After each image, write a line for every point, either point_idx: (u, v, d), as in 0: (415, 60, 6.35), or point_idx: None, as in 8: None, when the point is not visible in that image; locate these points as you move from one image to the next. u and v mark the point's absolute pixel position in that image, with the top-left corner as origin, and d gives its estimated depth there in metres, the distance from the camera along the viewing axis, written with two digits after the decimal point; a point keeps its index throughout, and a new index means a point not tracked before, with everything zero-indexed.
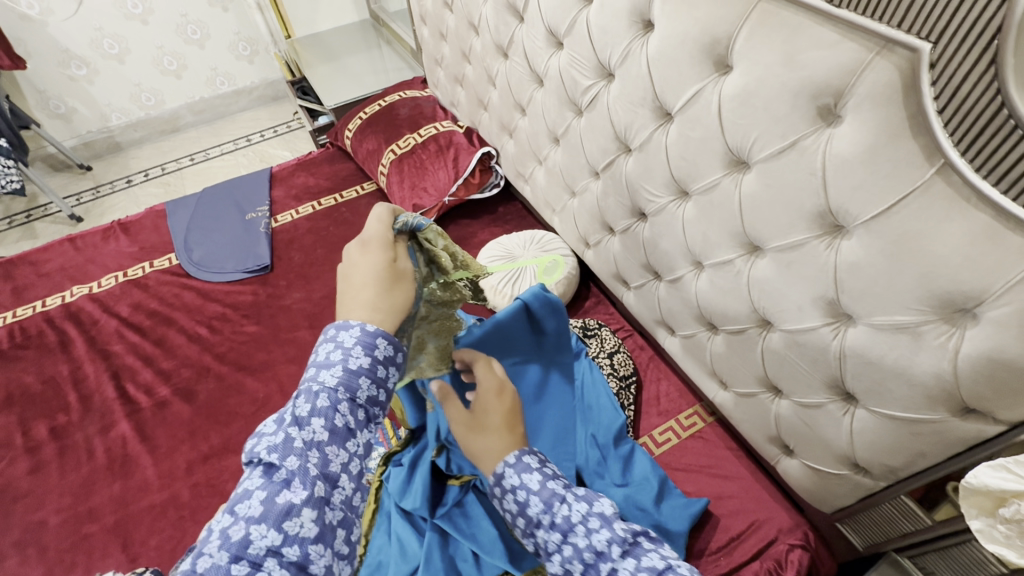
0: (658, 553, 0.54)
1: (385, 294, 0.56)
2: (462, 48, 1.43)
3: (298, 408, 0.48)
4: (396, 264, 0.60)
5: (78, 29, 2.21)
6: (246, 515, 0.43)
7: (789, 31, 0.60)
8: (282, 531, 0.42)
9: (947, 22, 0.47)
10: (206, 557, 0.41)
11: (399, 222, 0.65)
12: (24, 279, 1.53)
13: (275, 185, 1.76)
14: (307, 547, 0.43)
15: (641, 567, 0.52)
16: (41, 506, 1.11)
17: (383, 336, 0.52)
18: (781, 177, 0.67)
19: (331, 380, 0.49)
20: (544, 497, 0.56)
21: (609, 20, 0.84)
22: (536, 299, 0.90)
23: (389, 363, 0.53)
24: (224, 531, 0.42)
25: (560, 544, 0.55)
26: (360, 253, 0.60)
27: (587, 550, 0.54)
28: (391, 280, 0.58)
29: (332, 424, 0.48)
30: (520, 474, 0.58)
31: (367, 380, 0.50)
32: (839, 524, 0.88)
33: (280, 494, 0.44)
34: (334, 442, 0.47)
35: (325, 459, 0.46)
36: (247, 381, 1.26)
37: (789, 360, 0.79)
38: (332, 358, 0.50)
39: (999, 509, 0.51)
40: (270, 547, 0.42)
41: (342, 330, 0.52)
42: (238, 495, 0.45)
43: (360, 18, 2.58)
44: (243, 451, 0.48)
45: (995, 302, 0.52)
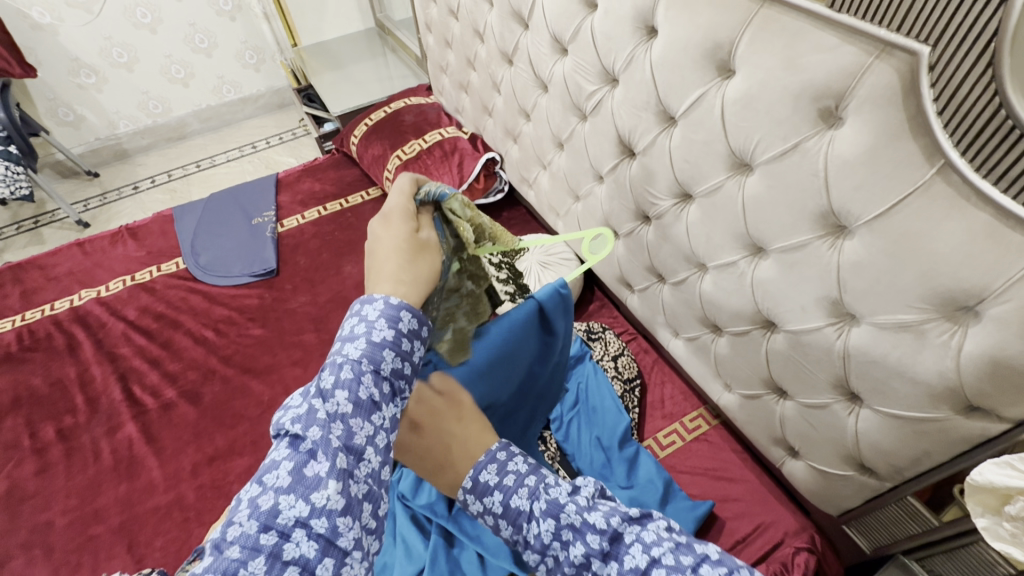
0: (640, 546, 0.50)
1: (408, 266, 0.58)
2: (467, 56, 1.45)
3: (323, 381, 0.48)
4: (419, 235, 0.62)
5: (88, 38, 2.25)
6: (275, 485, 0.43)
7: (789, 37, 0.61)
8: (310, 502, 0.42)
9: (943, 26, 0.48)
10: (235, 526, 0.41)
11: (421, 193, 0.66)
12: (33, 282, 1.55)
13: (281, 190, 1.77)
14: (334, 519, 0.43)
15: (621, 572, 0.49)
16: (47, 506, 1.12)
17: (406, 309, 0.54)
18: (784, 178, 0.68)
19: (355, 352, 0.49)
20: (510, 518, 0.56)
21: (612, 26, 0.86)
22: (550, 298, 0.80)
23: (413, 336, 0.54)
24: (253, 500, 0.42)
25: (543, 558, 0.55)
26: (383, 227, 0.61)
27: (567, 563, 0.52)
28: (414, 251, 0.60)
29: (356, 397, 0.47)
30: (483, 501, 0.58)
31: (391, 352, 0.51)
32: (845, 526, 0.88)
33: (308, 466, 0.44)
34: (358, 414, 0.47)
35: (350, 431, 0.46)
36: (253, 384, 1.27)
37: (794, 361, 0.80)
38: (356, 331, 0.51)
39: (1004, 507, 0.52)
40: (298, 518, 0.42)
41: (367, 305, 0.53)
42: (266, 465, 0.45)
43: (365, 27, 2.62)
44: (270, 424, 0.48)
45: (995, 299, 0.53)
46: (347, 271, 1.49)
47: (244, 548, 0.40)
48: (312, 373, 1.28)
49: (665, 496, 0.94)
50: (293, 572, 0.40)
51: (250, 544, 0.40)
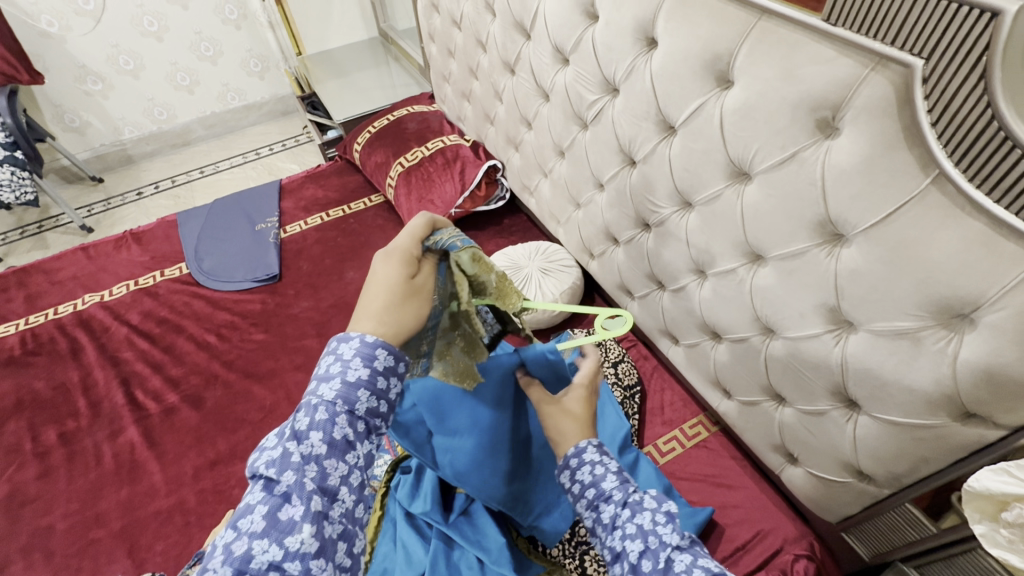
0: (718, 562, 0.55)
1: (395, 308, 0.55)
2: (469, 65, 1.47)
3: (297, 423, 0.49)
4: (414, 280, 0.58)
5: (94, 46, 2.28)
6: (249, 530, 0.44)
7: (787, 49, 0.62)
8: (283, 546, 0.43)
9: (937, 40, 0.50)
10: (210, 573, 0.43)
11: (430, 240, 0.62)
12: (37, 287, 1.56)
13: (284, 196, 1.79)
14: (308, 561, 0.43)
15: (696, 563, 0.53)
16: (49, 511, 1.12)
17: (382, 347, 0.52)
18: (783, 187, 0.69)
19: (329, 393, 0.49)
20: (622, 478, 0.61)
21: (613, 38, 0.87)
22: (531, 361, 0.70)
23: (389, 373, 0.53)
24: (228, 546, 0.44)
25: (626, 521, 0.58)
26: (381, 264, 0.58)
27: (650, 535, 0.55)
28: (406, 295, 0.56)
29: (330, 437, 0.48)
30: (601, 454, 0.63)
31: (367, 392, 0.51)
32: (844, 533, 0.88)
33: (282, 510, 0.45)
34: (332, 455, 0.48)
35: (323, 473, 0.47)
36: (255, 389, 1.28)
37: (792, 369, 0.80)
38: (331, 371, 0.51)
39: (1001, 514, 0.52)
40: (271, 562, 0.43)
41: (343, 343, 0.52)
42: (242, 509, 0.46)
43: (368, 35, 2.65)
44: (246, 466, 0.49)
45: (991, 307, 0.54)
46: (348, 277, 1.51)
47: None
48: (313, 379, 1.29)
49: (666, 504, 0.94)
50: None
51: None
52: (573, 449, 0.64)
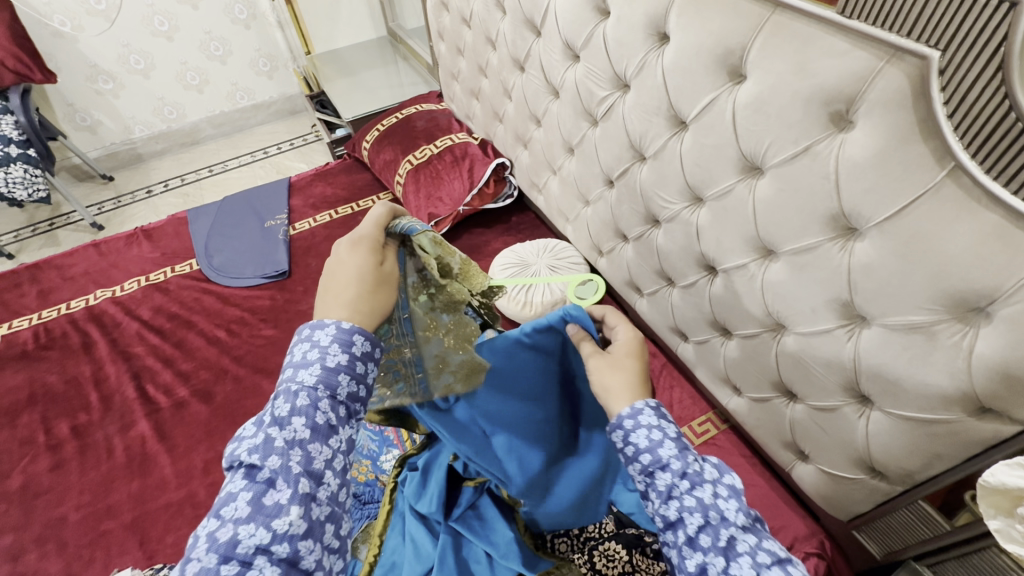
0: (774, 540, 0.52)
1: (367, 296, 0.56)
2: (478, 63, 1.48)
3: (277, 409, 0.48)
4: (382, 267, 0.60)
5: (106, 45, 2.30)
6: (233, 517, 0.43)
7: (801, 42, 0.62)
8: (271, 528, 0.43)
9: (954, 32, 0.50)
10: (194, 562, 0.41)
11: (392, 225, 0.65)
12: (50, 282, 1.58)
13: (293, 194, 1.80)
14: (296, 542, 0.44)
15: (761, 546, 0.51)
16: (61, 502, 1.13)
17: (359, 334, 0.53)
18: (795, 181, 0.69)
19: (310, 379, 0.49)
20: (681, 445, 0.56)
21: (625, 33, 0.87)
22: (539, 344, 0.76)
23: (367, 359, 0.54)
24: (211, 534, 0.42)
25: (684, 493, 0.53)
26: (349, 250, 0.59)
27: (712, 509, 0.52)
28: (377, 283, 0.58)
29: (314, 422, 0.48)
30: (659, 417, 0.58)
31: (347, 377, 0.51)
32: (856, 532, 0.88)
33: (267, 495, 0.44)
34: (316, 439, 0.48)
35: (308, 457, 0.47)
36: (264, 383, 1.28)
37: (804, 364, 0.80)
38: (309, 357, 0.51)
39: (1018, 509, 0.52)
40: (259, 546, 0.42)
41: (317, 330, 0.52)
42: (223, 498, 0.45)
43: (377, 35, 2.66)
44: (222, 457, 0.48)
45: (1006, 300, 0.53)
46: None
47: None
48: None
49: None
50: None
51: None
52: (627, 412, 0.59)
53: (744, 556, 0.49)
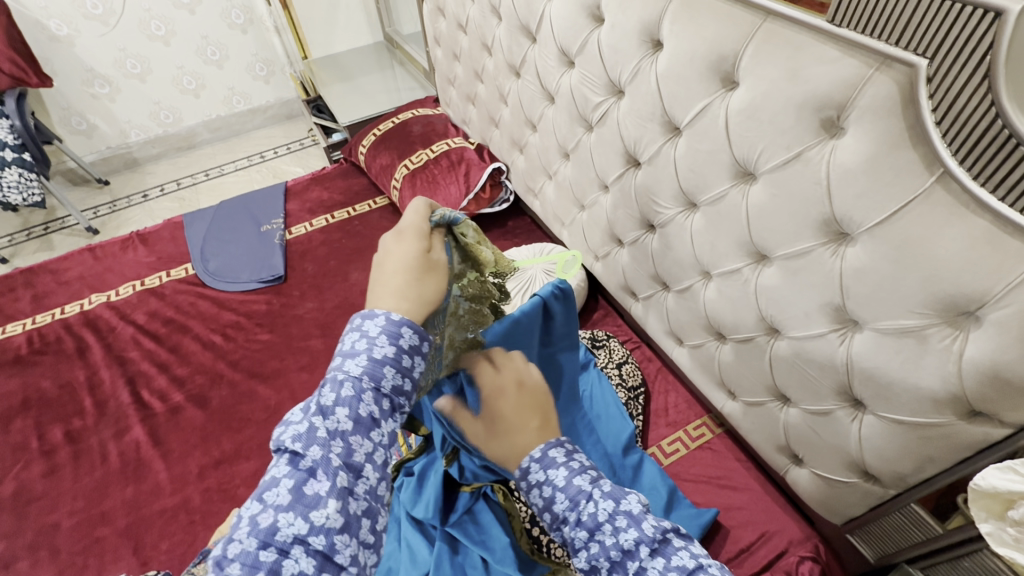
0: (688, 551, 0.49)
1: (415, 283, 0.56)
2: (475, 68, 1.48)
3: (323, 397, 0.48)
4: (430, 255, 0.59)
5: (103, 49, 2.30)
6: (275, 503, 0.43)
7: (792, 50, 0.63)
8: (309, 520, 0.43)
9: (939, 41, 0.50)
10: (235, 542, 0.42)
11: (435, 216, 0.63)
12: (44, 287, 1.57)
13: (289, 198, 1.80)
14: (333, 536, 0.43)
15: (670, 566, 0.48)
16: (54, 508, 1.12)
17: (407, 325, 0.52)
18: (787, 186, 0.70)
19: (356, 368, 0.49)
20: (570, 494, 0.52)
21: (619, 40, 0.88)
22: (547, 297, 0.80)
23: (414, 352, 0.53)
24: (253, 517, 0.43)
25: (586, 542, 0.51)
26: (395, 242, 0.59)
27: (614, 549, 0.49)
28: (423, 269, 0.57)
29: (356, 414, 0.48)
30: (546, 469, 0.54)
31: (392, 369, 0.50)
32: (850, 535, 0.88)
33: (308, 484, 0.44)
34: (358, 431, 0.47)
35: (349, 449, 0.47)
36: (260, 388, 1.28)
37: (797, 368, 0.81)
38: (357, 347, 0.50)
39: (1008, 512, 0.52)
40: (297, 536, 0.42)
41: (367, 319, 0.52)
42: (267, 481, 0.45)
43: (374, 40, 2.68)
44: (271, 437, 0.48)
45: (996, 304, 0.54)
46: (354, 278, 1.51)
47: (244, 565, 0.40)
48: (318, 379, 1.29)
49: (669, 507, 0.93)
50: None
51: (250, 561, 0.40)
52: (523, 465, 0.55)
53: None
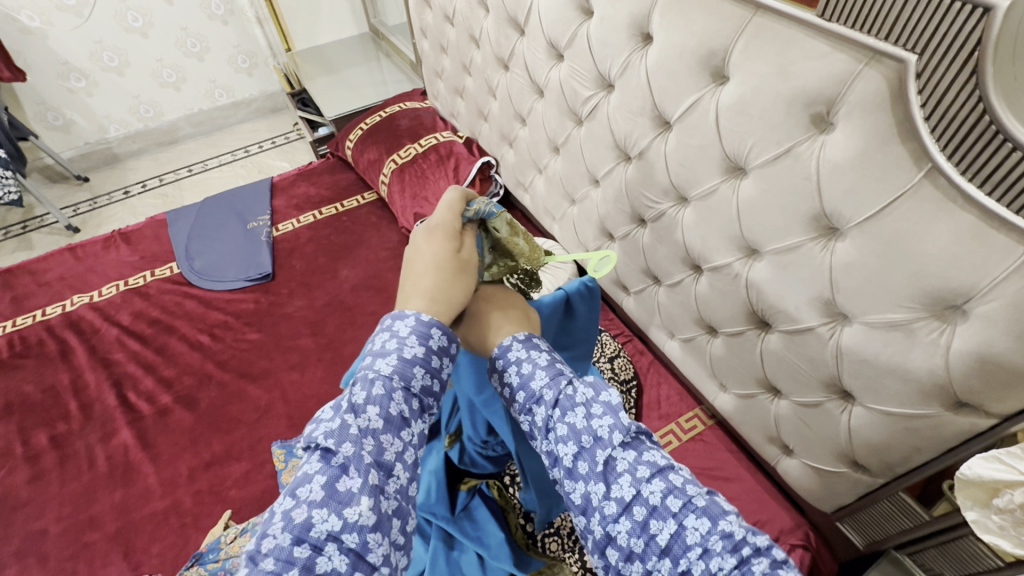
0: (661, 453, 0.47)
1: (445, 286, 0.54)
2: (462, 61, 1.46)
3: (354, 396, 0.48)
4: (460, 254, 0.57)
5: (78, 42, 2.23)
6: (309, 499, 0.43)
7: (782, 44, 0.63)
8: (342, 517, 0.42)
9: (930, 36, 0.50)
10: (269, 539, 0.42)
11: (469, 210, 0.62)
12: (24, 288, 1.53)
13: (276, 194, 1.77)
14: (365, 535, 0.43)
15: (641, 460, 0.46)
16: (41, 514, 1.10)
17: (437, 326, 0.52)
18: (778, 181, 0.70)
19: (386, 368, 0.49)
20: (551, 371, 0.52)
21: (609, 33, 0.87)
22: (578, 291, 0.73)
23: (442, 353, 0.52)
24: (287, 513, 0.43)
25: (557, 422, 0.49)
26: (426, 240, 0.57)
27: (585, 433, 0.47)
28: (454, 270, 0.55)
29: (387, 413, 0.47)
30: (528, 349, 0.54)
31: (421, 370, 0.50)
32: (839, 523, 0.90)
33: (341, 481, 0.44)
34: (388, 430, 0.47)
35: (380, 447, 0.46)
36: (250, 389, 1.27)
37: (787, 360, 0.81)
38: (387, 347, 0.50)
39: (993, 500, 0.53)
40: (330, 532, 0.42)
41: (398, 320, 0.52)
42: (299, 478, 0.45)
43: (358, 31, 2.63)
44: (300, 437, 0.48)
45: (983, 297, 0.54)
46: (343, 275, 1.50)
47: (278, 561, 0.40)
48: (308, 378, 1.28)
49: None
50: None
51: (284, 557, 0.40)
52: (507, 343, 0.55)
53: (623, 476, 0.45)
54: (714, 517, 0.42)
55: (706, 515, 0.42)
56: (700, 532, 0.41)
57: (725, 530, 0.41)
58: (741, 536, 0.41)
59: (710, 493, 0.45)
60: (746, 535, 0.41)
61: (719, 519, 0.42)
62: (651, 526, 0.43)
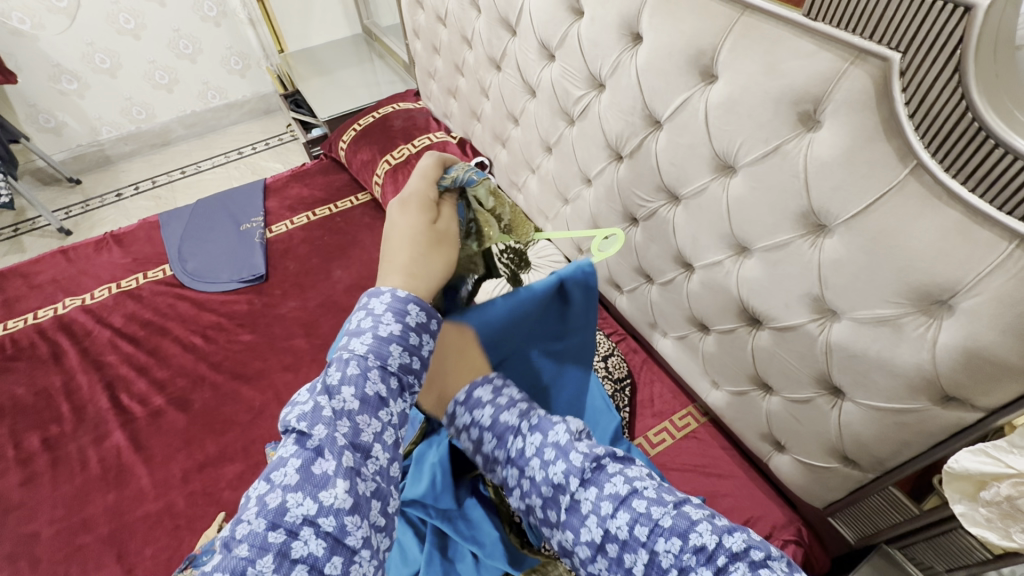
0: (621, 477, 0.55)
1: (421, 259, 0.55)
2: (455, 61, 1.47)
3: (329, 377, 0.48)
4: (437, 226, 0.57)
5: (69, 44, 2.22)
6: (283, 483, 0.43)
7: (768, 43, 0.63)
8: (317, 500, 0.43)
9: (913, 35, 0.51)
10: (244, 524, 0.42)
11: (447, 179, 0.61)
12: (15, 291, 1.52)
13: (269, 195, 1.77)
14: (342, 518, 0.43)
15: (602, 495, 0.53)
16: (33, 517, 1.10)
17: (413, 303, 0.53)
18: (766, 179, 0.70)
19: (361, 348, 0.50)
20: (497, 431, 0.60)
21: (599, 33, 0.87)
22: (574, 276, 0.71)
23: (422, 330, 0.53)
24: (261, 498, 0.43)
25: (519, 479, 0.58)
26: (399, 213, 0.57)
27: (545, 483, 0.55)
28: (431, 243, 0.56)
29: (363, 393, 0.48)
30: (471, 411, 0.62)
31: (398, 347, 0.51)
32: (830, 518, 0.91)
33: (315, 464, 0.44)
34: (365, 411, 0.47)
35: (356, 429, 0.46)
36: (243, 390, 1.27)
37: (778, 357, 0.82)
38: (363, 326, 0.51)
39: (980, 492, 0.54)
40: (306, 516, 0.42)
41: (374, 298, 0.53)
42: (274, 463, 0.45)
43: (351, 32, 2.63)
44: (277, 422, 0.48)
45: (967, 293, 0.55)
46: (336, 276, 1.50)
47: (252, 546, 0.41)
48: (302, 379, 1.28)
49: None
50: (302, 570, 0.41)
51: (258, 543, 0.41)
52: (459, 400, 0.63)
53: (588, 516, 0.53)
54: (683, 533, 0.50)
55: (674, 535, 0.50)
56: (671, 553, 0.49)
57: (696, 544, 0.48)
58: (712, 544, 0.48)
59: (676, 508, 0.52)
60: (719, 541, 0.48)
61: (688, 533, 0.49)
62: (625, 558, 0.50)
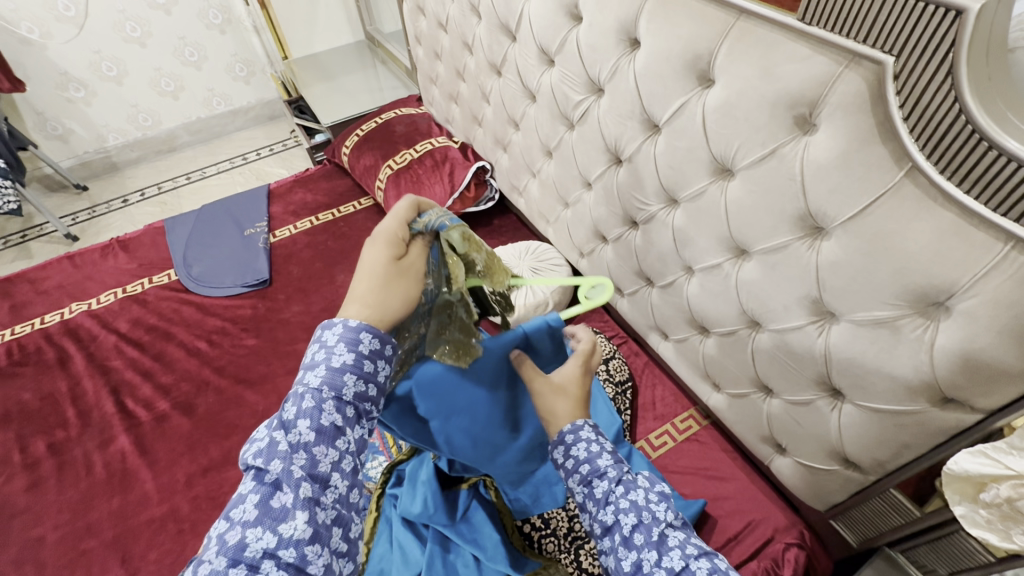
0: (698, 537, 0.57)
1: (380, 290, 0.55)
2: (456, 66, 1.48)
3: (286, 412, 0.49)
4: (400, 263, 0.58)
5: (77, 52, 2.25)
6: (242, 519, 0.44)
7: (764, 48, 0.64)
8: (277, 533, 0.44)
9: (907, 38, 0.51)
10: (205, 564, 0.43)
11: (419, 223, 0.62)
12: (23, 296, 1.54)
13: (273, 201, 1.78)
14: (303, 548, 0.44)
15: (688, 541, 0.55)
16: (39, 521, 1.11)
17: (366, 330, 0.53)
18: (763, 182, 0.71)
19: (315, 381, 0.50)
20: (615, 459, 0.60)
21: (598, 39, 0.88)
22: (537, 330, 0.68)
23: (376, 357, 0.54)
24: (221, 537, 0.44)
25: (619, 497, 0.57)
26: (366, 248, 0.58)
27: (644, 511, 0.56)
28: (392, 277, 0.56)
29: (318, 424, 0.48)
30: (596, 434, 0.62)
31: (353, 376, 0.51)
32: (833, 521, 0.91)
33: (274, 498, 0.45)
34: (321, 442, 0.48)
35: (313, 460, 0.47)
36: (247, 394, 1.27)
37: (777, 359, 0.82)
38: (317, 358, 0.52)
39: (981, 494, 0.54)
40: (266, 550, 0.43)
41: (327, 330, 0.53)
42: (235, 500, 0.46)
43: (354, 39, 2.65)
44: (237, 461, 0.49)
45: (965, 294, 0.55)
46: (340, 280, 1.51)
47: None
48: None
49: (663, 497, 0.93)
50: None
51: None
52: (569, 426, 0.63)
53: (674, 549, 0.54)
54: None
55: None
56: None
57: None
58: None
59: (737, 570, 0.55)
60: None
61: None
62: None
